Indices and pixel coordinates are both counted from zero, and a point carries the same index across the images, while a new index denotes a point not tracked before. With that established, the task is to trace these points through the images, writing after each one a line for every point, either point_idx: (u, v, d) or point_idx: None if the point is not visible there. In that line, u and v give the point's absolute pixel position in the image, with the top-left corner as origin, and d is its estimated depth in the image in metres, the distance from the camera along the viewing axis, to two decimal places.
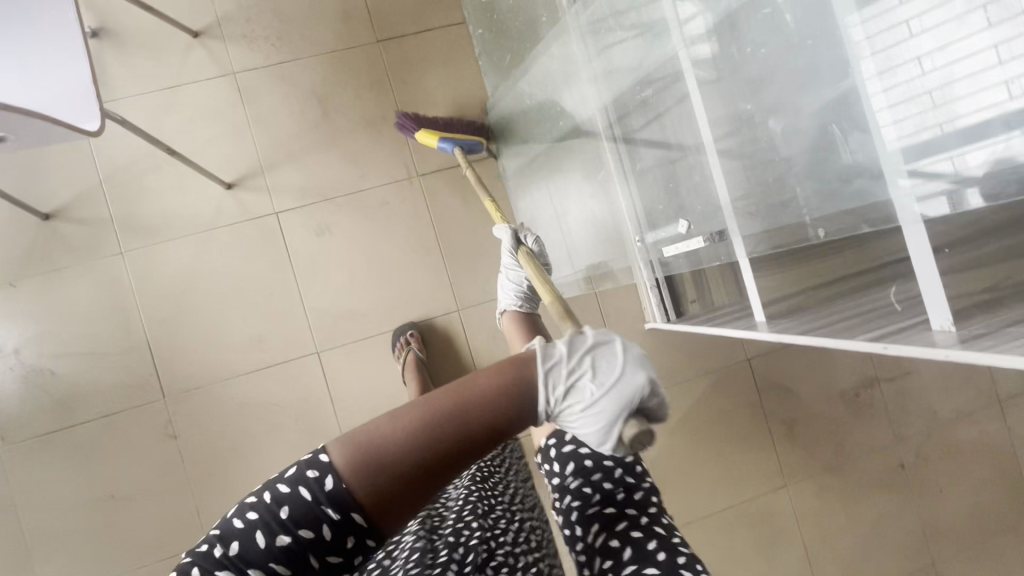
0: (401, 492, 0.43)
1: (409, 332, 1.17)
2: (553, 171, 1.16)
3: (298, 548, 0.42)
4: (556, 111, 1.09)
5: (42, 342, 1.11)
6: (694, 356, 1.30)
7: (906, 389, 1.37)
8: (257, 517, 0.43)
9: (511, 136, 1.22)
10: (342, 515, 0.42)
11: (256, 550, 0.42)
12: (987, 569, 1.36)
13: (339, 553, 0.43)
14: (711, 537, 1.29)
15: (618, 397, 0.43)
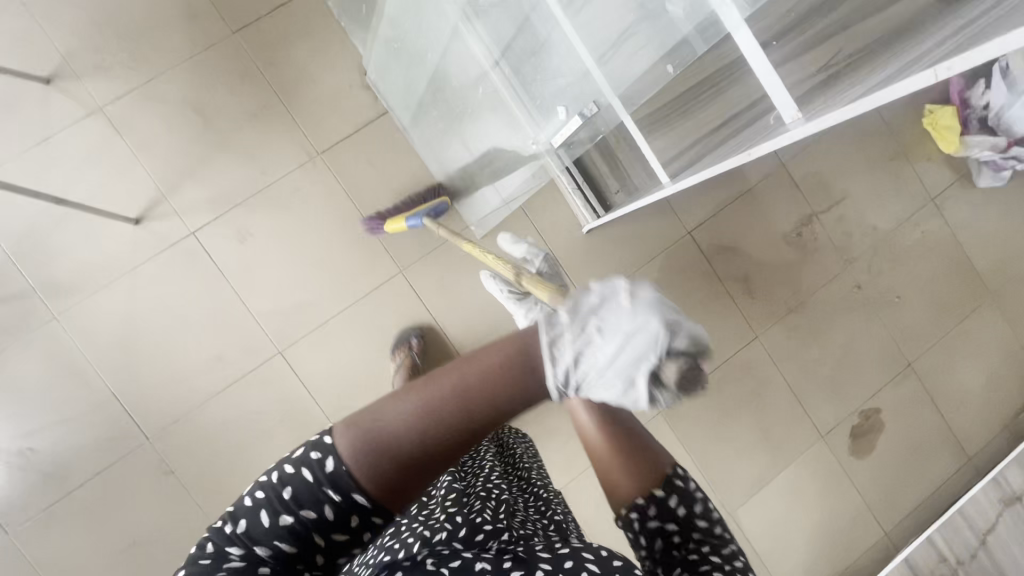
0: (410, 474, 0.43)
1: (416, 335, 1.20)
2: (437, 104, 1.15)
3: (302, 525, 0.46)
4: (418, 44, 1.08)
5: (11, 424, 1.11)
6: (638, 245, 1.34)
7: (844, 214, 1.41)
8: (265, 497, 0.48)
9: (389, 81, 1.18)
10: (354, 499, 0.44)
11: (263, 527, 0.47)
12: (956, 353, 1.46)
13: (342, 531, 0.47)
14: (701, 403, 1.36)
15: (632, 349, 0.38)
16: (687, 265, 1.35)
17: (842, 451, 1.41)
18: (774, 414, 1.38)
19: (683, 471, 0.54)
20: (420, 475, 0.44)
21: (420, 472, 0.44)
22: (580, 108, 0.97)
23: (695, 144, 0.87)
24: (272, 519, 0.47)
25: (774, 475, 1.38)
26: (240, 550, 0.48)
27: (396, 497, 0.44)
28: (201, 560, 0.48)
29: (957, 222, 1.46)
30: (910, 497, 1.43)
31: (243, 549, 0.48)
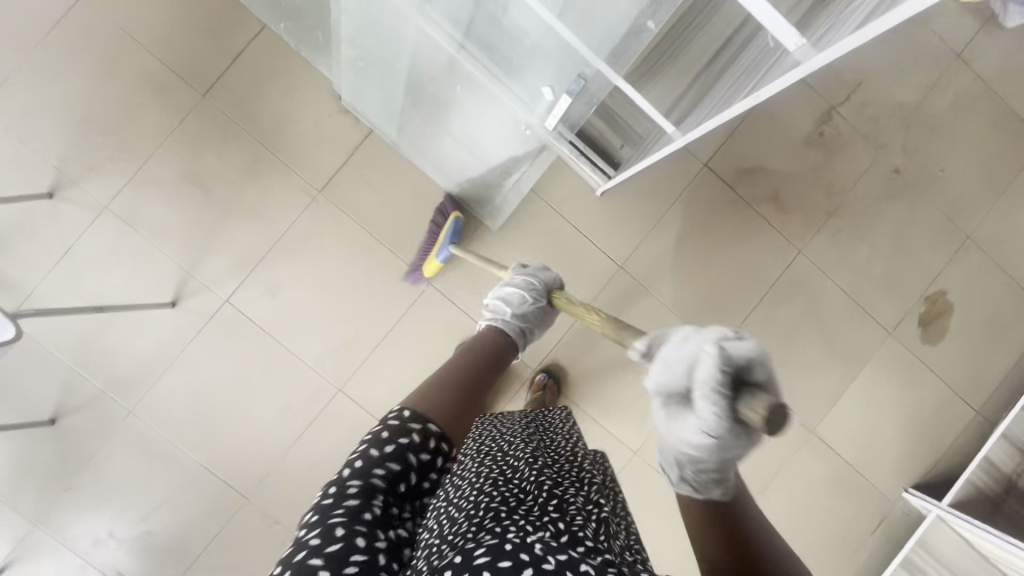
0: (452, 410, 0.72)
1: None
2: (419, 108, 1.09)
3: (402, 450, 0.63)
4: (381, 58, 1.01)
5: (124, 516, 1.20)
6: (656, 192, 1.29)
7: (864, 100, 1.32)
8: (371, 438, 0.63)
9: (365, 100, 1.14)
10: (427, 427, 0.67)
11: (371, 459, 0.60)
12: (1015, 211, 1.37)
13: (426, 453, 0.65)
14: (759, 332, 1.33)
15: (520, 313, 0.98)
16: (711, 199, 1.30)
17: (915, 342, 1.36)
18: (835, 323, 1.34)
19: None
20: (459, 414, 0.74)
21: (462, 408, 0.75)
22: (568, 85, 0.94)
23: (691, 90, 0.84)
24: (381, 451, 0.62)
25: (849, 382, 1.35)
26: (356, 489, 0.57)
27: (454, 431, 0.71)
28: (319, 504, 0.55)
29: (991, 72, 1.34)
30: (996, 370, 1.38)
31: (359, 482, 0.57)
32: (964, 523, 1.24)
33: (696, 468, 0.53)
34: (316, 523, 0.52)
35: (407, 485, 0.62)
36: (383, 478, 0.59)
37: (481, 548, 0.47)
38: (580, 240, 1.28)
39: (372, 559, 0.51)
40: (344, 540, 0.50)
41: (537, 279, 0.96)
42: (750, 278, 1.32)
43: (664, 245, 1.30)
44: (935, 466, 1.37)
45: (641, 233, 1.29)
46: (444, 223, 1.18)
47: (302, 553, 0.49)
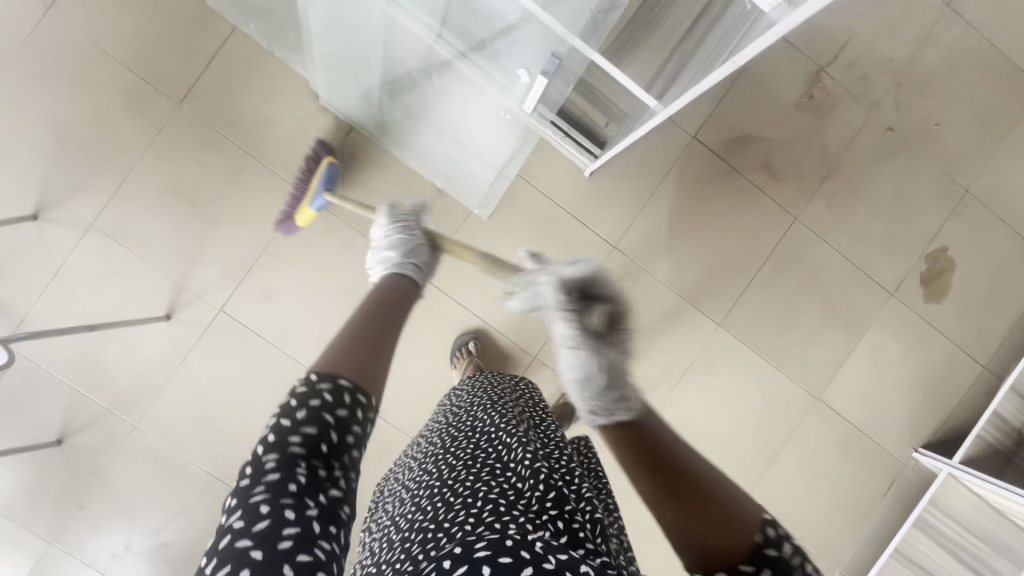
0: (371, 358, 0.58)
1: (459, 349, 1.22)
2: (399, 100, 1.07)
3: (317, 414, 0.50)
4: (358, 50, 0.99)
5: (139, 529, 1.21)
6: (646, 168, 1.27)
7: (854, 58, 1.29)
8: (281, 409, 0.51)
9: (344, 98, 1.12)
10: (339, 382, 0.53)
11: (283, 428, 0.49)
12: (1013, 162, 1.34)
13: (345, 411, 0.52)
14: (760, 303, 1.31)
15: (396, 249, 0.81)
16: (702, 171, 1.28)
17: (918, 301, 1.34)
18: (836, 288, 1.33)
19: (791, 547, 0.42)
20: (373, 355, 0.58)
21: (367, 360, 0.57)
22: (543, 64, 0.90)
23: (671, 61, 0.82)
24: (294, 419, 0.50)
25: (853, 347, 1.34)
26: (275, 461, 0.48)
27: (371, 378, 0.56)
28: (237, 485, 0.48)
29: (982, 20, 1.31)
30: (1001, 324, 1.36)
31: (276, 455, 0.48)
32: (980, 482, 1.22)
33: (597, 388, 0.53)
34: (237, 505, 0.46)
35: (332, 444, 0.50)
36: (301, 445, 0.49)
37: (481, 544, 0.46)
38: (571, 223, 1.26)
39: (307, 529, 0.46)
40: (271, 518, 0.45)
41: (401, 214, 0.83)
42: (747, 249, 1.30)
43: (657, 221, 1.28)
44: (944, 424, 1.36)
45: (633, 211, 1.28)
46: (316, 170, 1.11)
47: (226, 540, 0.44)
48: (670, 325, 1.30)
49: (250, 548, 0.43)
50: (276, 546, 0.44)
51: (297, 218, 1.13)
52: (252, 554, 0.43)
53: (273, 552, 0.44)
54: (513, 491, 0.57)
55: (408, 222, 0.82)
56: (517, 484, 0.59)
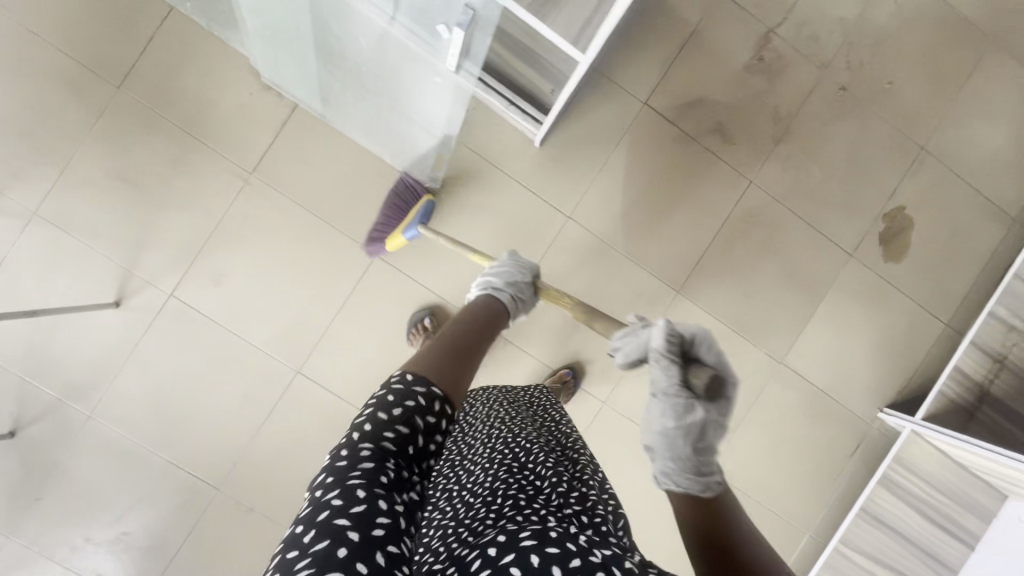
0: (458, 371, 0.61)
1: (414, 325, 1.21)
2: (326, 79, 1.04)
3: (411, 414, 0.53)
4: (272, 29, 0.96)
5: (99, 520, 1.20)
6: (599, 137, 1.26)
7: (802, 18, 1.28)
8: (376, 401, 0.54)
9: (280, 78, 1.12)
10: (431, 388, 0.56)
11: (379, 423, 0.52)
12: (968, 116, 1.34)
13: (434, 417, 0.55)
14: (719, 268, 1.31)
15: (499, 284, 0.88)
16: (654, 138, 1.27)
17: (878, 262, 1.34)
18: (795, 251, 1.32)
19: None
20: (459, 369, 0.62)
21: (459, 375, 0.62)
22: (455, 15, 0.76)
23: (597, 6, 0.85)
24: (390, 414, 0.52)
25: (815, 309, 1.33)
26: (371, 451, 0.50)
27: (456, 390, 0.59)
28: (331, 465, 0.49)
29: None
30: (963, 281, 1.36)
31: (373, 445, 0.50)
32: (942, 437, 1.21)
33: (687, 459, 0.58)
34: (333, 484, 0.47)
35: (418, 447, 0.53)
36: (395, 442, 0.51)
37: (527, 534, 0.47)
38: (525, 194, 1.25)
39: (395, 523, 0.46)
40: (367, 503, 0.46)
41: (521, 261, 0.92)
42: (704, 214, 1.29)
43: (612, 191, 1.27)
44: (909, 383, 1.36)
45: (587, 181, 1.26)
46: (414, 207, 1.16)
47: (324, 514, 0.45)
48: (629, 295, 1.29)
49: (347, 528, 0.44)
50: (371, 531, 0.45)
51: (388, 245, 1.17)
52: (350, 534, 0.44)
53: (367, 536, 0.44)
54: (533, 490, 0.60)
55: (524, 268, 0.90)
56: (536, 484, 0.62)
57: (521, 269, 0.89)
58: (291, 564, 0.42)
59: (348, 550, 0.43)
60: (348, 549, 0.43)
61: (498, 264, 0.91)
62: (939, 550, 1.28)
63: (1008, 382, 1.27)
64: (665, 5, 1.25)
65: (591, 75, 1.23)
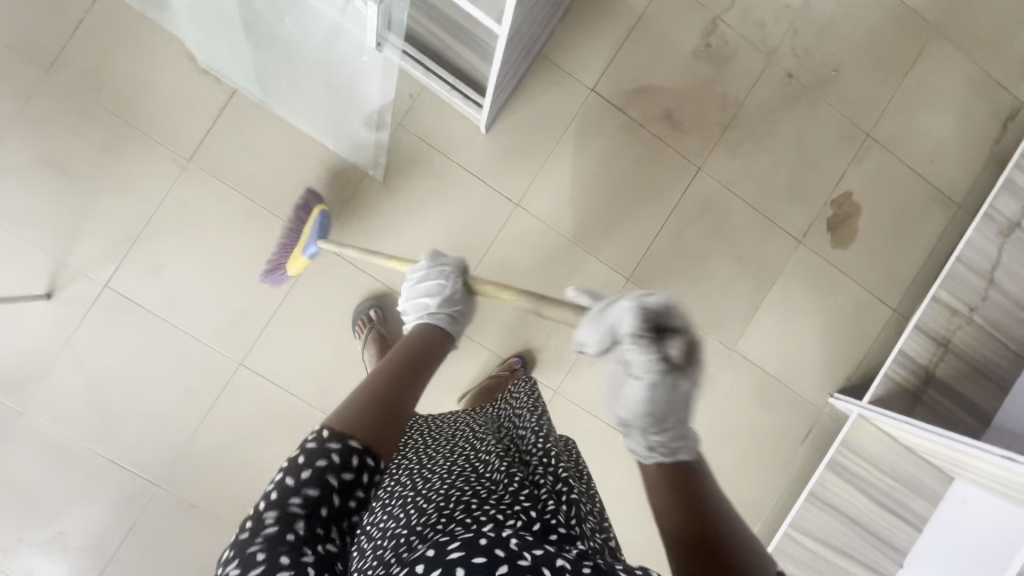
0: (384, 420, 0.55)
1: (361, 316, 1.19)
2: (254, 69, 1.03)
3: (324, 473, 0.47)
4: (198, 20, 0.96)
5: (32, 520, 1.16)
6: (547, 123, 1.25)
7: (749, 5, 1.29)
8: (284, 467, 0.48)
9: (215, 68, 1.11)
10: (347, 441, 0.50)
11: (287, 488, 0.47)
12: (912, 104, 1.36)
13: (352, 473, 0.49)
14: (670, 255, 1.31)
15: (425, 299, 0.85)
16: (602, 125, 1.27)
17: (827, 248, 1.35)
18: (745, 238, 1.32)
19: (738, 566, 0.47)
20: (387, 419, 0.55)
21: (388, 426, 0.55)
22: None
23: None
24: (297, 478, 0.47)
25: (765, 295, 1.34)
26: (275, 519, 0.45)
27: (382, 440, 0.53)
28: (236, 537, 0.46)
29: None
30: (910, 267, 1.37)
31: (277, 509, 0.46)
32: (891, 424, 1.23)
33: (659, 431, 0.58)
34: (234, 554, 0.44)
35: (336, 506, 0.48)
36: (302, 504, 0.47)
37: (455, 543, 0.43)
38: (473, 181, 1.24)
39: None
40: (267, 564, 0.42)
41: (447, 267, 0.88)
42: (653, 201, 1.29)
43: (561, 178, 1.27)
44: (859, 368, 1.37)
45: (535, 168, 1.26)
46: (308, 219, 1.11)
47: None
48: (579, 283, 1.29)
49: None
50: None
51: (290, 269, 1.14)
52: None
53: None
54: (484, 494, 0.55)
55: (454, 274, 0.87)
56: (489, 490, 0.57)
57: (444, 284, 0.85)
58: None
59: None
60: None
61: (422, 279, 0.87)
62: (888, 532, 1.30)
63: (952, 365, 1.29)
64: None
65: (537, 62, 1.23)
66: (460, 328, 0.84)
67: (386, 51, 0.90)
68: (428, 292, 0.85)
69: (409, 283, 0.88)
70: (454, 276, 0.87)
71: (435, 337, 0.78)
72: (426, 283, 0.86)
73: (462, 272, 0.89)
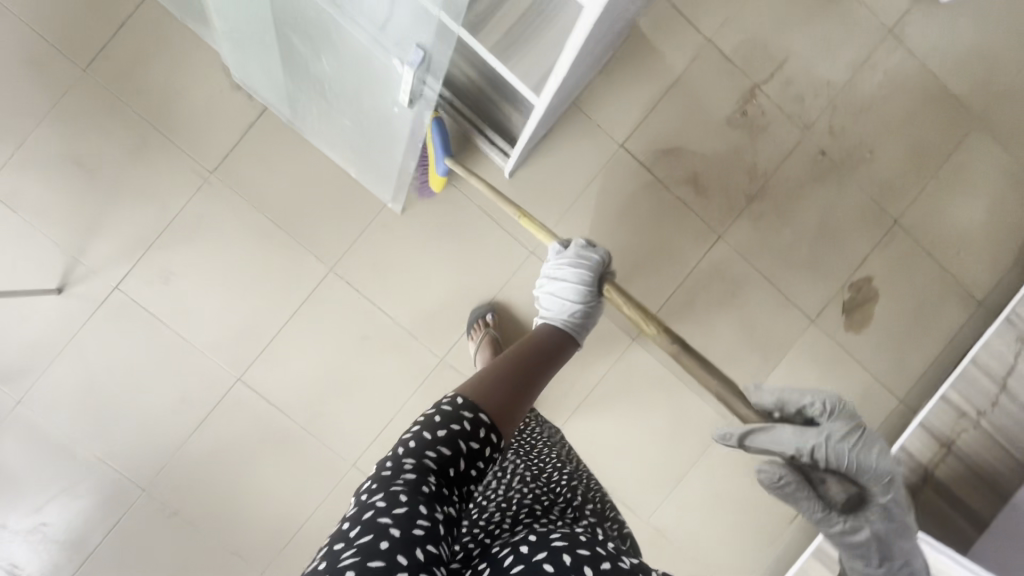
0: (507, 400, 0.63)
1: (476, 319, 1.21)
2: (287, 95, 1.03)
3: (454, 436, 0.55)
4: (241, 48, 0.96)
5: (17, 508, 1.17)
6: (571, 174, 1.24)
7: (790, 77, 1.27)
8: (423, 421, 0.56)
9: (247, 86, 1.11)
10: (479, 414, 0.59)
11: (424, 441, 0.55)
12: (946, 194, 1.33)
13: (477, 442, 0.57)
14: (677, 319, 1.29)
15: (558, 290, 0.93)
16: (626, 181, 1.25)
17: (838, 330, 1.33)
18: (757, 311, 1.30)
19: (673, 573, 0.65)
20: (513, 398, 0.64)
21: (511, 398, 0.64)
22: (404, 56, 0.72)
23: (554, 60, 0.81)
24: (434, 434, 0.55)
25: (770, 371, 1.32)
26: (413, 467, 0.53)
27: (504, 419, 0.62)
28: (375, 473, 0.53)
29: (924, 49, 1.29)
30: (922, 359, 1.35)
31: (416, 461, 0.53)
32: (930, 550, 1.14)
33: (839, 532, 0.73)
34: (377, 488, 0.51)
35: (460, 470, 0.55)
36: (436, 460, 0.54)
37: (557, 536, 0.50)
38: (490, 224, 1.22)
39: (433, 530, 0.49)
40: (409, 506, 0.49)
41: (591, 259, 0.94)
42: (669, 264, 1.28)
43: (580, 231, 1.25)
44: None
45: (555, 217, 1.25)
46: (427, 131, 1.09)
47: (369, 512, 0.48)
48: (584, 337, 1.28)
49: (390, 525, 0.47)
50: (411, 530, 0.47)
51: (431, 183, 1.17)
52: (391, 530, 0.47)
53: (407, 534, 0.47)
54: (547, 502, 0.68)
55: (593, 272, 0.93)
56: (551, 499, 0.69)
57: (584, 268, 0.92)
58: (337, 554, 0.45)
59: (390, 543, 0.46)
60: (390, 543, 0.46)
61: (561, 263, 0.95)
62: None
63: (952, 468, 1.27)
64: (652, 50, 1.23)
65: (568, 112, 1.22)
66: (585, 335, 0.90)
67: (418, 109, 0.85)
68: (568, 282, 0.92)
69: (552, 270, 0.96)
70: (592, 276, 0.92)
71: (561, 336, 0.85)
72: (565, 270, 0.94)
73: (602, 273, 0.93)
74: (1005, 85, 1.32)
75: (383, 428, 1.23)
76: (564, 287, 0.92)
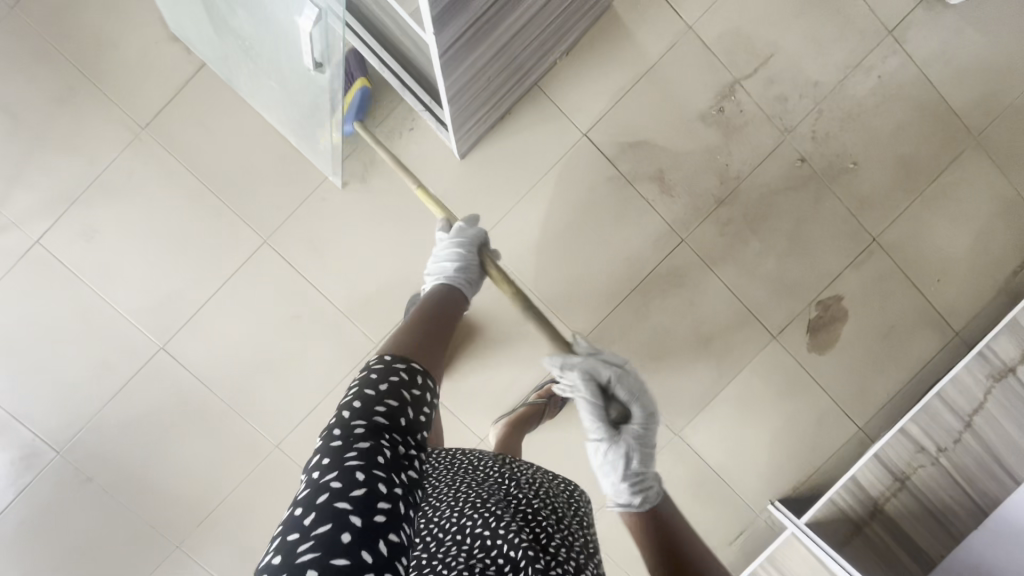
0: (426, 349, 0.63)
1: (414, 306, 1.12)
2: (218, 54, 0.96)
3: (396, 387, 0.54)
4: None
5: None
6: (527, 160, 1.16)
7: (773, 75, 1.17)
8: (360, 380, 0.55)
9: (191, 49, 1.05)
10: (413, 365, 0.58)
11: (366, 398, 0.52)
12: (932, 215, 1.23)
13: (414, 391, 0.56)
14: (630, 324, 1.22)
15: (437, 261, 0.86)
16: (587, 173, 1.17)
17: (801, 349, 1.25)
18: (715, 322, 1.23)
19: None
20: (428, 348, 0.64)
21: (413, 344, 0.63)
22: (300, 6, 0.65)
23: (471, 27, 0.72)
24: (377, 391, 0.53)
25: (723, 386, 1.25)
26: (366, 439, 0.49)
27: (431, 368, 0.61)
28: (324, 447, 0.48)
29: (924, 56, 1.19)
30: (886, 388, 1.27)
31: (366, 421, 0.50)
32: (816, 548, 1.16)
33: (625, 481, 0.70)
34: (330, 467, 0.46)
35: (410, 419, 0.54)
36: (385, 416, 0.51)
37: None
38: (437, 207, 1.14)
39: (395, 507, 0.46)
40: (368, 485, 0.46)
41: (470, 231, 0.88)
42: (625, 264, 1.20)
43: (532, 222, 1.18)
44: (807, 481, 1.29)
45: (507, 205, 1.17)
46: (348, 93, 1.05)
47: (324, 497, 0.44)
48: (529, 334, 1.22)
49: (350, 511, 0.44)
50: (372, 516, 0.45)
51: None
52: (351, 519, 0.44)
53: (369, 523, 0.44)
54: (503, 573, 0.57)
55: (476, 241, 0.87)
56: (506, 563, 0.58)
57: (468, 240, 0.86)
58: (294, 546, 0.42)
59: (351, 534, 0.43)
60: (351, 534, 0.43)
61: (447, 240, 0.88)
62: None
63: (904, 503, 1.20)
64: (625, 33, 1.14)
65: (528, 94, 1.14)
66: (475, 295, 0.84)
67: (328, 74, 0.77)
68: (446, 257, 0.85)
69: (432, 252, 0.88)
70: (473, 248, 0.86)
71: (450, 298, 0.80)
72: (447, 244, 0.87)
73: (482, 243, 0.88)
74: (1008, 103, 1.22)
75: (310, 412, 1.18)
76: (444, 258, 0.85)
